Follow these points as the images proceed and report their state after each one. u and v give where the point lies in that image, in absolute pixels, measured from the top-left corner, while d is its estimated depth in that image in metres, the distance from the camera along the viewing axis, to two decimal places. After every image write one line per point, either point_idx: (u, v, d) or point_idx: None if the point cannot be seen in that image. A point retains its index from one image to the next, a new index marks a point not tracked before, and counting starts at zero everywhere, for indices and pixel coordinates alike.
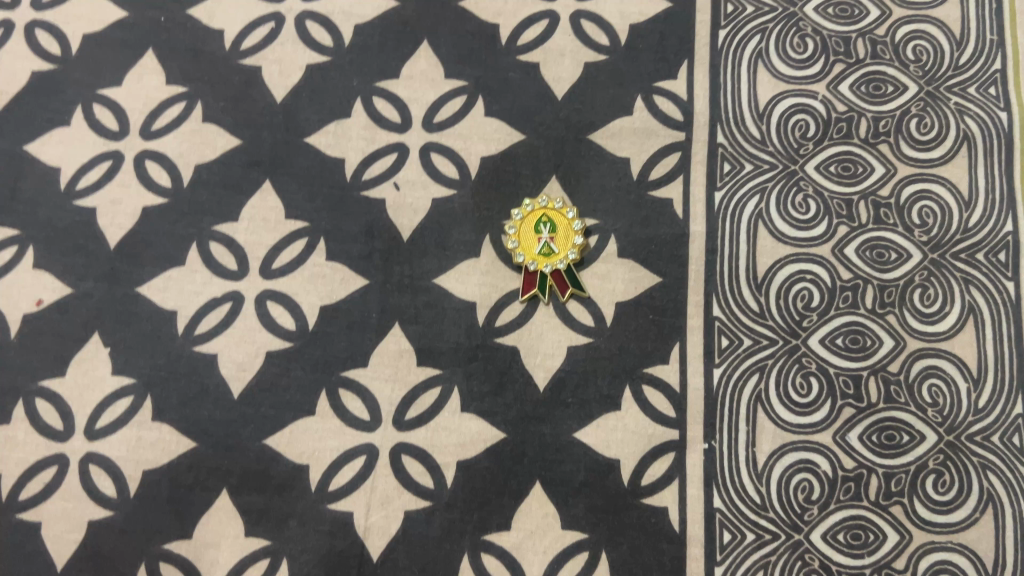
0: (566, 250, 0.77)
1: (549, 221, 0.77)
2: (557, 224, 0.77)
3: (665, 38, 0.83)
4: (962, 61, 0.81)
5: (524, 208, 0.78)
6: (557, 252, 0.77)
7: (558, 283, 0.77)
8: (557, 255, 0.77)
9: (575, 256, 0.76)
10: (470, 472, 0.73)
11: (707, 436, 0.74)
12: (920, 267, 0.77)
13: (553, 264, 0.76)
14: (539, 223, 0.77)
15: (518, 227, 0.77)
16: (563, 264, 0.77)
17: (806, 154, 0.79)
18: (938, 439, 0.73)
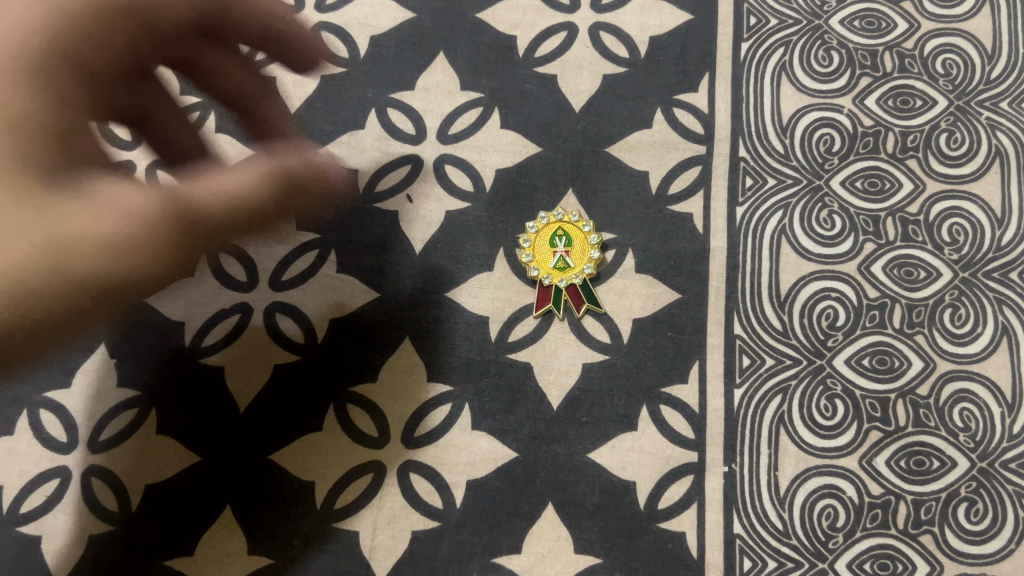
0: (583, 264, 0.75)
1: (565, 234, 0.76)
2: (573, 238, 0.76)
3: (686, 50, 0.81)
4: (994, 75, 0.78)
5: (539, 219, 0.76)
6: (573, 266, 0.75)
7: (573, 297, 0.75)
8: (573, 269, 0.75)
9: (591, 270, 0.75)
10: (481, 493, 0.71)
11: (727, 459, 0.71)
12: (950, 286, 0.74)
13: (568, 278, 0.75)
14: (554, 237, 0.76)
15: (533, 240, 0.76)
16: (578, 278, 0.75)
17: (831, 169, 0.77)
18: (970, 465, 0.70)
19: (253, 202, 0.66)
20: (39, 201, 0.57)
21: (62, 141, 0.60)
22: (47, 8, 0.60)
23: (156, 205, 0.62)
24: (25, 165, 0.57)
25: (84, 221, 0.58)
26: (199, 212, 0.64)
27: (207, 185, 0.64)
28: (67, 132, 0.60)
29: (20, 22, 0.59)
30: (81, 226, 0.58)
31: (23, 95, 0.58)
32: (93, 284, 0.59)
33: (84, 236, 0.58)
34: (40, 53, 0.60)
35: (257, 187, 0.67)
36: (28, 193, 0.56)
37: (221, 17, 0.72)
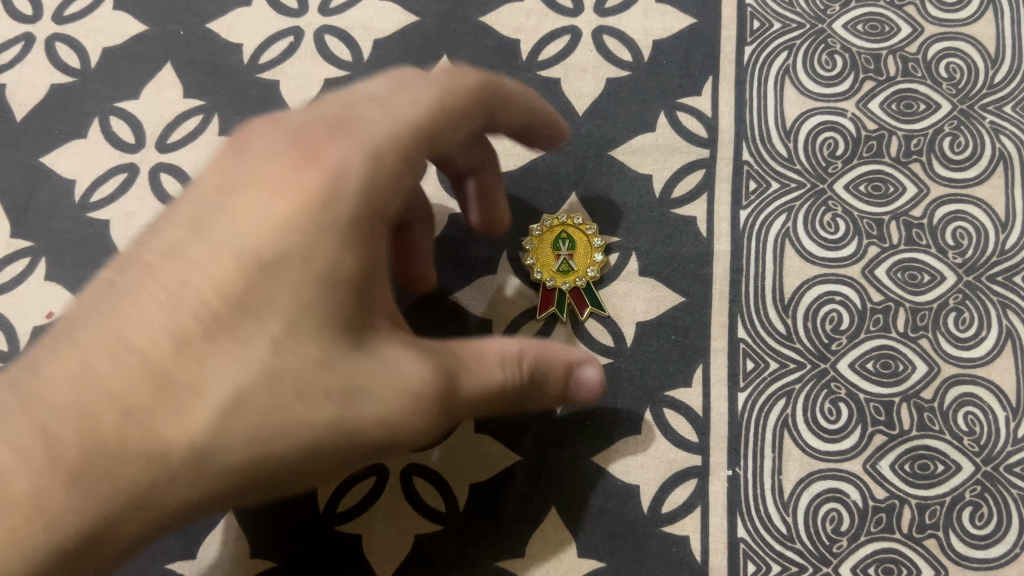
0: (586, 267, 0.75)
1: (568, 238, 0.76)
2: (576, 241, 0.76)
3: (690, 53, 0.81)
4: (998, 79, 0.78)
5: (542, 224, 0.77)
6: (576, 269, 0.75)
7: (576, 300, 0.75)
8: (576, 272, 0.75)
9: (594, 272, 0.75)
10: (484, 496, 0.71)
11: (731, 463, 0.71)
12: (954, 290, 0.74)
13: (571, 281, 0.75)
14: (557, 241, 0.76)
15: (536, 244, 0.76)
16: (581, 280, 0.75)
17: (835, 173, 0.77)
18: (975, 469, 0.70)
19: (503, 381, 0.58)
20: (337, 364, 0.50)
21: (369, 284, 0.52)
22: (382, 133, 0.54)
23: (436, 380, 0.54)
24: (332, 324, 0.50)
25: (370, 413, 0.51)
26: (458, 379, 0.56)
27: (472, 352, 0.58)
28: (361, 278, 0.51)
29: (324, 175, 0.51)
30: (381, 395, 0.51)
31: (324, 243, 0.50)
32: (357, 452, 0.52)
33: (370, 428, 0.51)
34: (361, 206, 0.51)
35: (506, 368, 0.59)
36: (327, 360, 0.50)
37: (483, 126, 0.65)
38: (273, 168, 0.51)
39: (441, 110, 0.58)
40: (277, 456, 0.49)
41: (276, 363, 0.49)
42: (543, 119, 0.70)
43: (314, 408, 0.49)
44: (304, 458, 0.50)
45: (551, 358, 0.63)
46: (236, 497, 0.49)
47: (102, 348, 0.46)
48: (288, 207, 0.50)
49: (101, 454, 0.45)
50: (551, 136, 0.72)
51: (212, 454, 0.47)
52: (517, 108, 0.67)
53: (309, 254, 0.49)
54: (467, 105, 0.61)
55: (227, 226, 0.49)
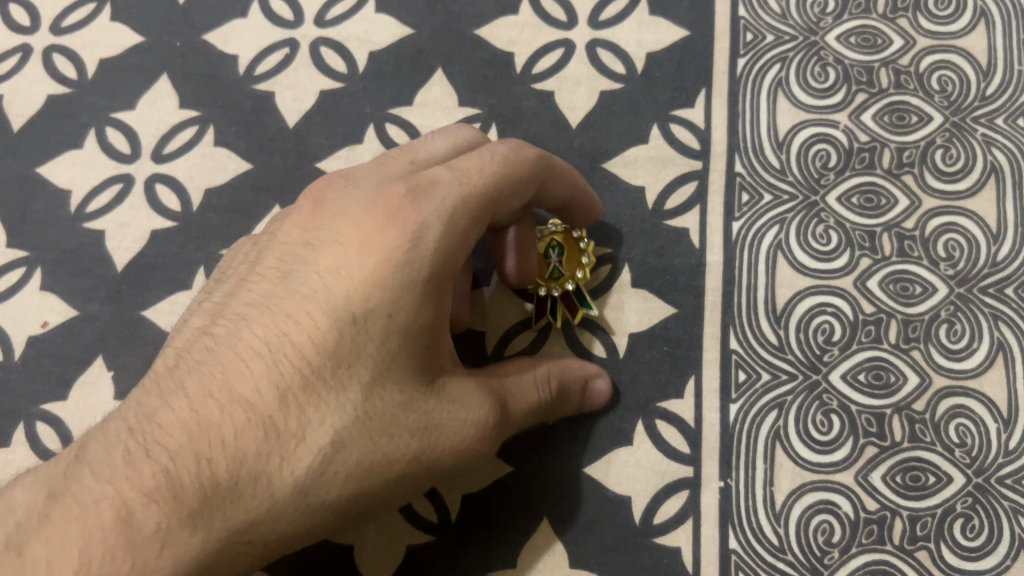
0: (574, 271, 0.74)
1: (557, 244, 0.74)
2: (564, 246, 0.74)
3: (683, 66, 0.81)
4: (990, 91, 0.79)
5: None
6: (564, 274, 0.74)
7: (569, 305, 0.74)
8: (564, 277, 0.74)
9: (584, 276, 0.74)
10: (475, 506, 0.72)
11: (723, 474, 0.71)
12: (946, 301, 0.74)
13: (559, 287, 0.73)
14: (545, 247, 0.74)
15: None
16: (570, 285, 0.73)
17: (827, 185, 0.77)
18: (966, 481, 0.70)
19: (540, 401, 0.64)
20: (418, 403, 0.54)
21: (442, 329, 0.55)
22: (457, 196, 0.55)
23: (493, 412, 0.58)
24: (413, 371, 0.54)
25: (443, 446, 0.55)
26: (507, 405, 0.61)
27: (513, 379, 0.63)
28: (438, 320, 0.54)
29: (407, 236, 0.52)
30: (452, 429, 0.55)
31: (408, 298, 0.52)
32: (427, 480, 0.57)
33: (444, 459, 0.56)
34: (441, 265, 0.53)
35: (541, 387, 0.65)
36: (410, 400, 0.54)
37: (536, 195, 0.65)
38: (360, 221, 0.53)
39: (515, 183, 0.59)
40: (367, 490, 0.53)
41: (367, 406, 0.52)
42: (579, 196, 0.69)
43: (400, 444, 0.54)
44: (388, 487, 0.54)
45: (573, 370, 0.68)
46: (329, 526, 0.53)
47: (216, 401, 0.50)
48: (377, 262, 0.51)
49: (217, 498, 0.48)
50: (586, 208, 0.71)
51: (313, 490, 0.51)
52: (560, 176, 0.65)
53: (397, 307, 0.51)
54: (529, 167, 0.61)
55: (321, 280, 0.52)
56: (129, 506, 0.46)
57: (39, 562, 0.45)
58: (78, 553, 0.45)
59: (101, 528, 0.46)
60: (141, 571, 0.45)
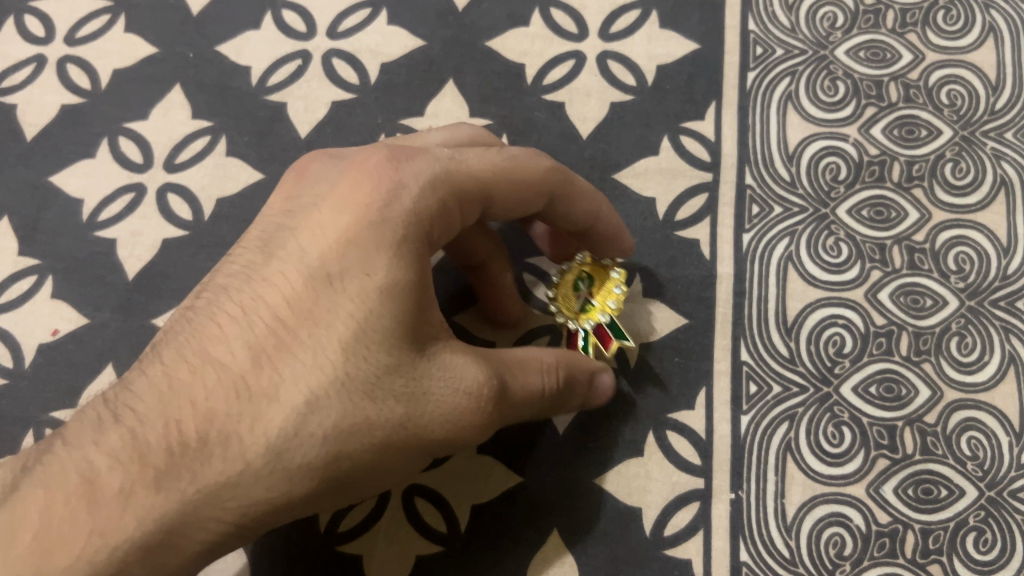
0: (606, 302, 0.68)
1: (588, 276, 0.70)
2: (596, 277, 0.70)
3: (693, 79, 0.82)
4: (999, 106, 0.79)
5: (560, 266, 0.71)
6: (598, 305, 0.68)
7: (598, 337, 0.67)
8: (598, 309, 0.68)
9: (615, 304, 0.67)
10: (485, 517, 0.72)
11: (734, 486, 0.71)
12: (957, 314, 0.74)
13: (592, 317, 0.68)
14: (576, 281, 0.71)
15: (555, 288, 0.71)
16: (605, 315, 0.68)
17: (837, 198, 0.77)
18: (979, 494, 0.70)
19: (541, 388, 0.61)
20: (404, 366, 0.53)
21: (426, 291, 0.55)
22: (438, 167, 0.57)
23: (491, 383, 0.56)
24: (398, 334, 0.53)
25: (432, 411, 0.54)
26: (508, 386, 0.59)
27: (518, 363, 0.61)
28: (420, 285, 0.54)
29: (376, 198, 0.54)
30: (440, 395, 0.54)
31: (381, 258, 0.53)
32: (419, 452, 0.55)
33: (433, 430, 0.54)
34: (416, 226, 0.54)
35: (543, 375, 0.62)
36: (396, 363, 0.53)
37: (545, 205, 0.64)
38: (336, 192, 0.55)
39: (512, 171, 0.60)
40: (350, 453, 0.52)
41: (348, 366, 0.52)
42: (600, 227, 0.67)
43: (385, 405, 0.52)
44: (375, 454, 0.52)
45: (579, 363, 0.66)
46: (314, 495, 0.52)
47: (191, 366, 0.52)
48: (349, 224, 0.53)
49: (187, 459, 0.50)
50: (608, 242, 0.69)
51: (289, 450, 0.50)
52: (582, 194, 0.65)
53: (369, 265, 0.52)
54: (538, 167, 0.61)
55: (296, 248, 0.54)
56: (94, 469, 0.49)
57: (12, 523, 0.48)
58: (41, 513, 0.48)
59: (66, 488, 0.49)
60: (104, 527, 0.48)
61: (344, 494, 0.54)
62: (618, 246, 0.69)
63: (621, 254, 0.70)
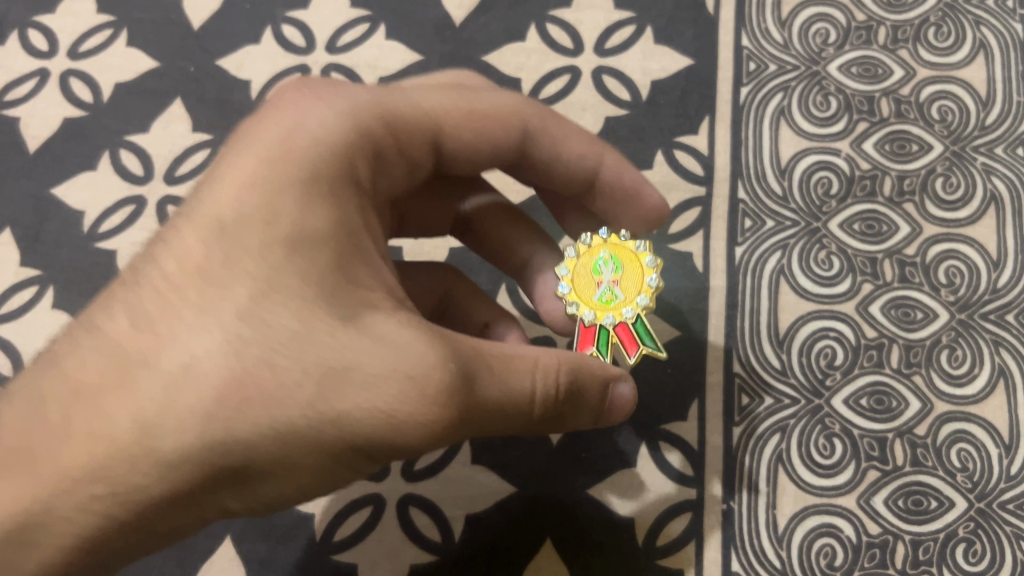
0: (634, 296, 0.61)
1: (613, 260, 0.63)
2: (623, 260, 0.63)
3: (687, 94, 0.83)
4: (989, 121, 0.80)
5: (581, 244, 0.63)
6: (624, 297, 0.61)
7: (623, 337, 0.60)
8: (624, 302, 0.61)
9: (646, 302, 0.61)
10: (479, 527, 0.72)
11: (726, 497, 0.71)
12: (948, 327, 0.74)
13: (618, 312, 0.61)
14: (599, 264, 0.63)
15: (572, 269, 0.63)
16: (630, 312, 0.61)
17: (829, 211, 0.78)
18: (969, 506, 0.70)
19: (530, 390, 0.47)
20: (312, 331, 0.43)
21: (354, 244, 0.47)
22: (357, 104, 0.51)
23: (448, 369, 0.43)
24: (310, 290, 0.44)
25: (354, 397, 0.42)
26: (481, 382, 0.45)
27: (504, 355, 0.47)
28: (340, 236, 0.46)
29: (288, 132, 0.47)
30: (367, 378, 0.42)
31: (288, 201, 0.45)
32: (339, 453, 0.43)
33: (358, 423, 0.42)
34: (329, 163, 0.47)
35: (535, 375, 0.48)
36: (304, 329, 0.43)
37: (524, 151, 0.61)
38: (247, 136, 0.48)
39: (470, 105, 0.57)
40: (235, 438, 0.41)
41: (242, 327, 0.42)
42: (605, 178, 0.63)
43: (288, 380, 0.42)
44: (271, 443, 0.42)
45: (586, 367, 0.51)
46: (209, 493, 0.43)
47: (69, 340, 0.44)
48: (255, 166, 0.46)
49: (41, 445, 0.41)
50: (624, 197, 0.64)
51: (157, 429, 0.40)
52: (567, 136, 0.61)
53: (270, 207, 0.45)
54: (502, 104, 0.58)
55: (201, 200, 0.46)
56: None
57: None
58: None
59: None
60: None
61: (251, 497, 0.45)
62: (641, 202, 0.64)
63: (651, 213, 0.65)
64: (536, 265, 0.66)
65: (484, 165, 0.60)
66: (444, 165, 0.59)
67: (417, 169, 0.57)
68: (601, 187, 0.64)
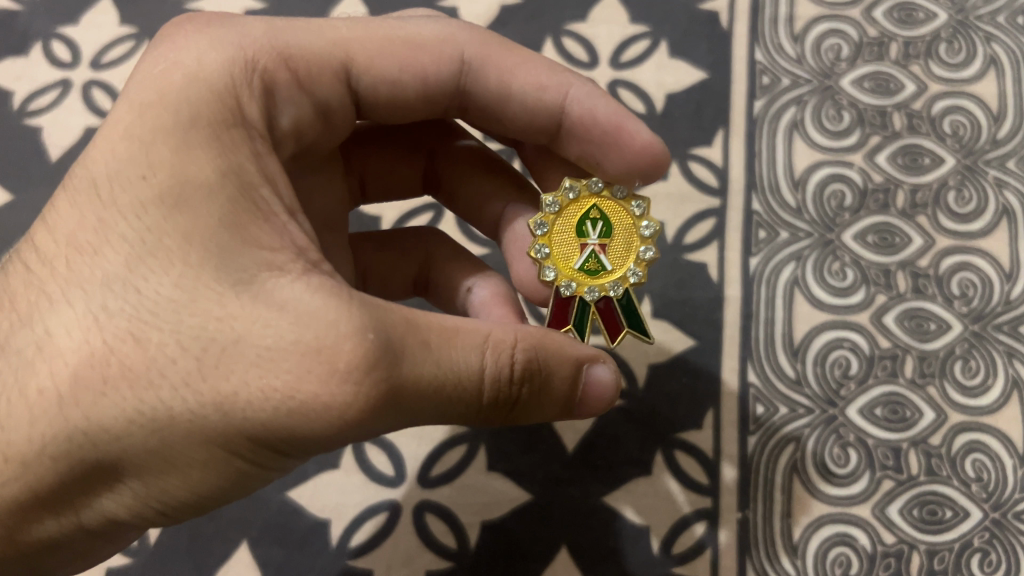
0: (622, 268, 0.59)
1: (601, 219, 0.59)
2: (615, 227, 0.59)
3: (702, 107, 0.84)
4: (1000, 135, 0.81)
5: (565, 196, 0.59)
6: (611, 268, 0.58)
7: (604, 314, 0.59)
8: (609, 274, 0.58)
9: (636, 279, 0.58)
10: (494, 533, 0.73)
11: (742, 506, 0.72)
12: (961, 338, 0.75)
13: (604, 287, 0.58)
14: (584, 222, 0.59)
15: (553, 225, 0.59)
16: (614, 288, 0.58)
17: (842, 223, 0.79)
18: (983, 516, 0.70)
19: (473, 367, 0.45)
20: (201, 304, 0.42)
21: (248, 196, 0.45)
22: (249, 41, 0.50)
23: (371, 343, 0.41)
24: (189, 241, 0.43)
25: (242, 376, 0.41)
26: (412, 358, 0.43)
27: (444, 331, 0.45)
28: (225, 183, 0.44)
29: (174, 77, 0.46)
30: (257, 354, 0.41)
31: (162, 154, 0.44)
32: (225, 439, 0.42)
33: (252, 406, 0.41)
34: (212, 103, 0.46)
35: (485, 352, 0.46)
36: (188, 298, 0.42)
37: (465, 88, 0.59)
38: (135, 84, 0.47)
39: (393, 34, 0.56)
40: (101, 421, 0.42)
41: (108, 298, 0.42)
42: (573, 113, 0.59)
43: (162, 356, 0.41)
44: (138, 428, 0.42)
45: (550, 348, 0.48)
46: (84, 475, 0.45)
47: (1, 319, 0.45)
48: (141, 120, 0.45)
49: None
50: (601, 136, 0.59)
51: (14, 417, 0.43)
52: (517, 66, 0.59)
53: (144, 158, 0.44)
54: (433, 33, 0.58)
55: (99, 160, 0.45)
56: None
57: None
58: None
59: None
60: None
61: (147, 484, 0.45)
62: (620, 143, 0.58)
63: (636, 159, 0.58)
64: (508, 217, 0.65)
65: (415, 103, 0.59)
66: (370, 105, 0.58)
67: (331, 110, 0.56)
68: (571, 124, 0.59)
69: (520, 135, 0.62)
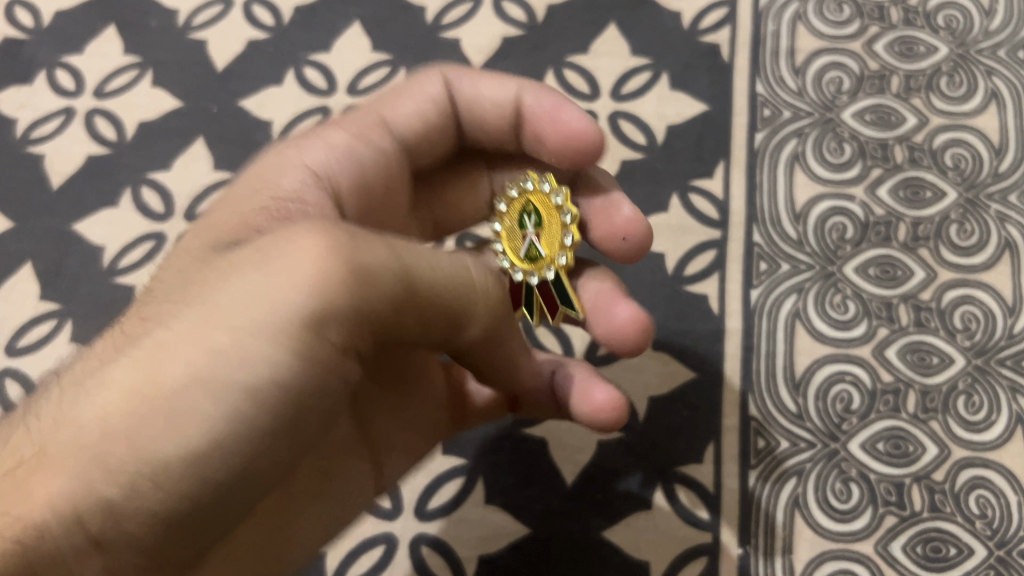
0: (554, 253, 0.61)
1: (534, 210, 0.63)
2: (545, 215, 0.62)
3: (703, 139, 0.84)
4: (1002, 168, 0.80)
5: (510, 197, 0.64)
6: (543, 253, 0.61)
7: (546, 299, 0.61)
8: (544, 259, 0.61)
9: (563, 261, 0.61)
10: (491, 568, 0.72)
11: (742, 541, 0.71)
12: (964, 373, 0.74)
13: (539, 273, 0.61)
14: (523, 216, 0.63)
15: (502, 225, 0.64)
16: (550, 271, 0.61)
17: (844, 256, 0.78)
18: (988, 553, 0.69)
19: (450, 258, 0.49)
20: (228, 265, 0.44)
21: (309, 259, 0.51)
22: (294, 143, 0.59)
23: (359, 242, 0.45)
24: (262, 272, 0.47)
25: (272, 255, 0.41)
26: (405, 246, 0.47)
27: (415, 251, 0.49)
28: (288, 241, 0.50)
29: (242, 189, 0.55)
30: (274, 243, 0.42)
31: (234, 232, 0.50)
32: (283, 319, 0.39)
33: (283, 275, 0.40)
34: (278, 194, 0.54)
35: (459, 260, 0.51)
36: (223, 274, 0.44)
37: (451, 109, 0.63)
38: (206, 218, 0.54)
39: (388, 94, 0.63)
40: (145, 363, 0.39)
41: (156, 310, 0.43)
42: (527, 106, 0.61)
43: (197, 296, 0.41)
44: (186, 335, 0.39)
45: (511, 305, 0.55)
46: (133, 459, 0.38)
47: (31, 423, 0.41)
48: (215, 228, 0.51)
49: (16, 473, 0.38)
50: (543, 122, 0.61)
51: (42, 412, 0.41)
52: (481, 81, 0.63)
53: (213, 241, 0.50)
54: (411, 81, 0.63)
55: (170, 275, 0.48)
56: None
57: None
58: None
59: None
60: None
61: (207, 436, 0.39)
62: (559, 121, 0.60)
63: (573, 135, 0.60)
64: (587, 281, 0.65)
65: (432, 134, 0.63)
66: (410, 147, 0.63)
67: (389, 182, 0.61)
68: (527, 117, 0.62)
69: (503, 145, 0.65)
